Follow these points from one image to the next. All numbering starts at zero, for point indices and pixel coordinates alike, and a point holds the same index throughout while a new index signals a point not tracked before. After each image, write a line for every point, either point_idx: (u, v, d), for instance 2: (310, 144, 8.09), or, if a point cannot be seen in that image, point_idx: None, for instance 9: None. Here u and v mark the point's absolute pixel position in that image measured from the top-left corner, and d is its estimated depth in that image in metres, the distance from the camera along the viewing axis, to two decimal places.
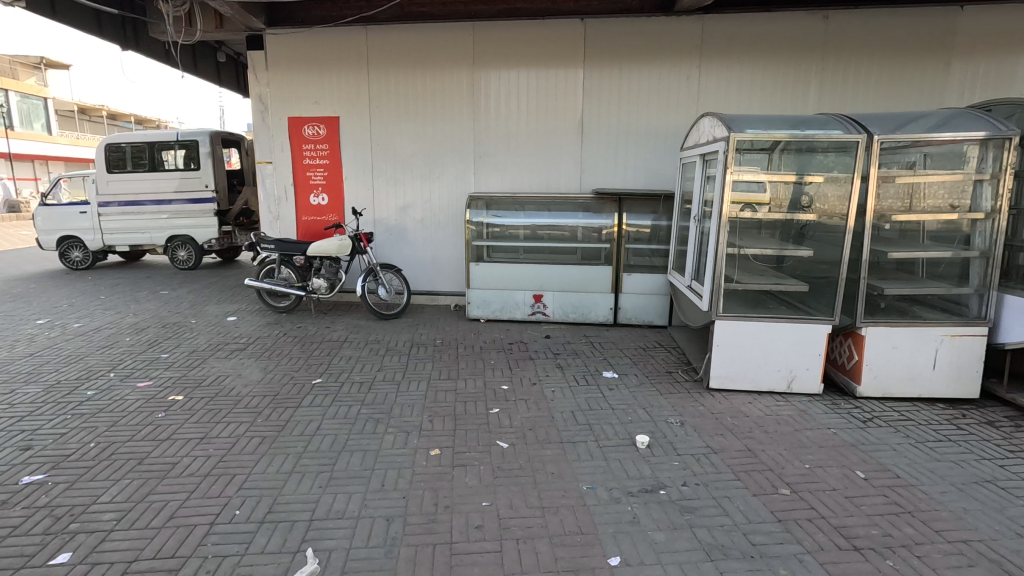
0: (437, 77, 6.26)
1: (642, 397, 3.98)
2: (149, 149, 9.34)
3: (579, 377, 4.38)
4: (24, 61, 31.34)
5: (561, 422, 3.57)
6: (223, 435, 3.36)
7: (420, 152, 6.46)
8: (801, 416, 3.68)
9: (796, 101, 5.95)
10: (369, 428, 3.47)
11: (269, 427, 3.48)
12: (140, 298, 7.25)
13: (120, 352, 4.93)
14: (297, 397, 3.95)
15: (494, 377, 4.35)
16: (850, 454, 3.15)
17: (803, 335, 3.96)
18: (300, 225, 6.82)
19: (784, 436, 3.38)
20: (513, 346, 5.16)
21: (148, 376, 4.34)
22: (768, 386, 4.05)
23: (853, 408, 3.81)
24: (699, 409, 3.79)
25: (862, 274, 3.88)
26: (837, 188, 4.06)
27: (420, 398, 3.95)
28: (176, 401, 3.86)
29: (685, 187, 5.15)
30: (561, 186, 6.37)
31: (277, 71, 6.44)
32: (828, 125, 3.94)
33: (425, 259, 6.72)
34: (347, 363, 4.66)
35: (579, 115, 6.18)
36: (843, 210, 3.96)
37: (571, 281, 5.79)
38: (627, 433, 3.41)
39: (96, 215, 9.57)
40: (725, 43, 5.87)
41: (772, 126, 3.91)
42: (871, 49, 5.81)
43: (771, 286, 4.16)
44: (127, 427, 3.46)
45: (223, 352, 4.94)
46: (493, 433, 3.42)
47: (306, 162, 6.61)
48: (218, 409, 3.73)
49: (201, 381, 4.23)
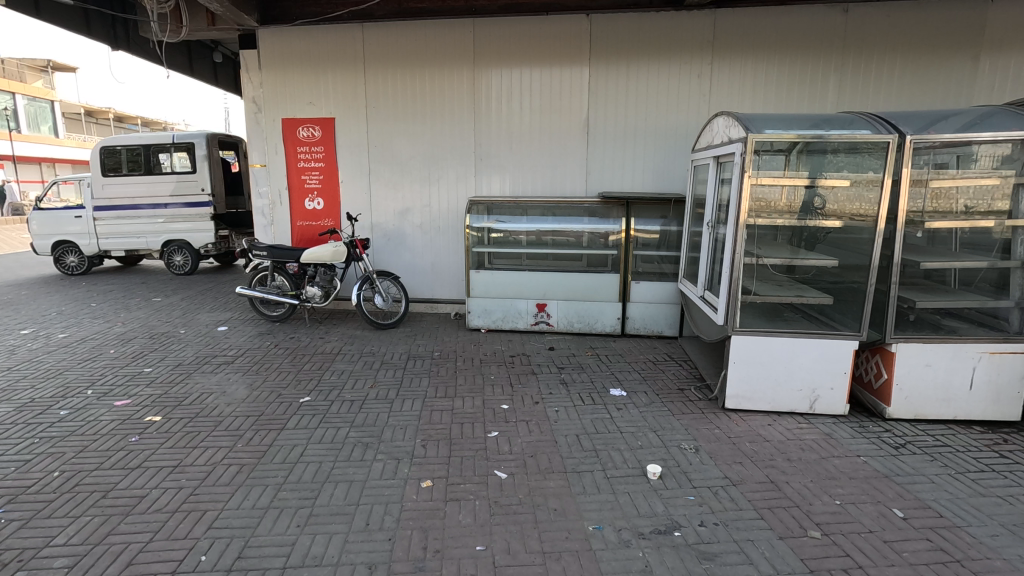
0: (436, 77, 5.99)
1: (653, 418, 3.68)
2: (144, 151, 9.15)
3: (584, 394, 4.09)
4: (33, 64, 31.12)
5: (566, 448, 3.28)
6: (200, 462, 3.10)
7: (419, 154, 6.21)
8: (827, 441, 3.38)
9: (814, 98, 5.64)
10: (357, 454, 3.20)
11: (249, 453, 3.21)
12: (131, 306, 7.03)
13: (103, 365, 4.70)
14: (282, 417, 3.69)
15: (494, 395, 4.08)
16: (884, 488, 2.85)
17: (828, 353, 3.65)
18: (294, 230, 6.57)
19: (810, 466, 3.08)
20: (516, 359, 4.88)
21: (128, 394, 4.09)
22: (789, 406, 3.75)
23: (883, 431, 3.51)
24: (715, 433, 3.49)
25: (893, 284, 3.56)
26: (863, 191, 3.71)
27: (414, 418, 3.68)
28: (153, 422, 3.60)
29: (698, 191, 4.86)
30: (566, 190, 6.09)
31: (270, 71, 6.20)
32: (854, 123, 3.63)
33: (425, 265, 6.46)
34: (339, 378, 4.40)
35: (585, 114, 5.90)
36: (870, 215, 3.60)
37: (577, 289, 5.51)
38: (637, 461, 3.13)
39: (91, 219, 9.39)
40: (739, 37, 5.57)
41: (792, 126, 3.62)
42: (894, 43, 5.49)
43: (793, 298, 3.85)
44: (97, 452, 3.20)
45: (209, 366, 4.69)
46: (490, 460, 3.15)
47: (301, 165, 6.37)
48: (196, 433, 3.47)
49: (182, 399, 3.98)
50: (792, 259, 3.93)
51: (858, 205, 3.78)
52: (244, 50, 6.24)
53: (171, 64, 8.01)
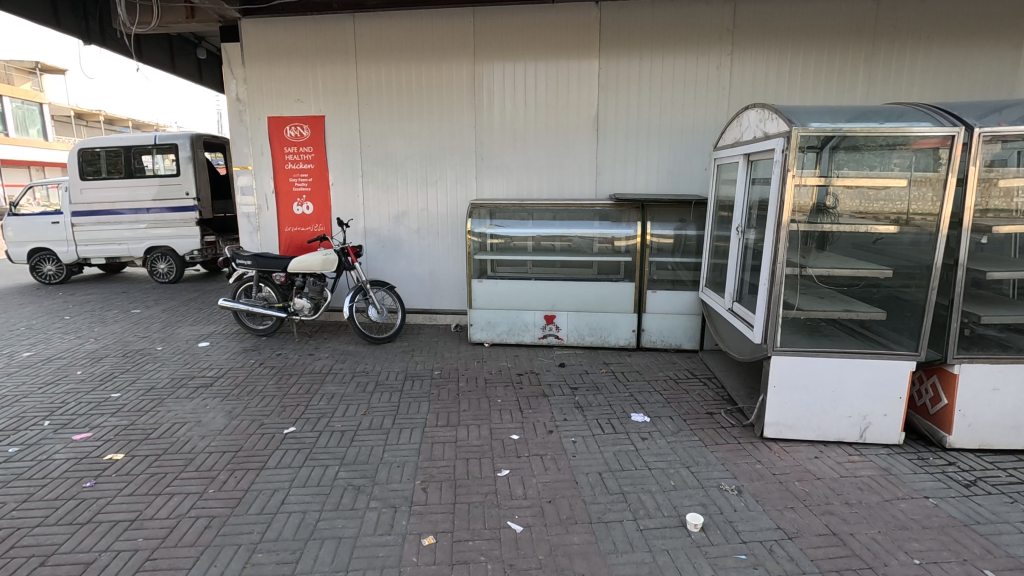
0: (434, 71, 5.55)
1: (683, 451, 3.25)
2: (125, 154, 8.69)
3: (602, 421, 3.65)
4: (20, 67, 30.23)
5: (589, 491, 2.84)
6: (162, 515, 2.65)
7: (415, 154, 5.76)
8: (887, 478, 2.94)
9: (841, 91, 5.24)
10: (347, 501, 2.76)
11: (220, 501, 2.76)
12: (108, 318, 6.56)
13: (67, 390, 4.24)
14: (263, 454, 3.24)
15: (502, 423, 3.63)
16: (968, 541, 2.43)
17: (881, 375, 3.23)
18: (282, 236, 6.12)
19: (874, 511, 2.65)
20: (523, 378, 4.44)
21: (89, 425, 3.62)
22: (836, 435, 3.32)
23: (946, 465, 3.08)
24: (756, 469, 3.05)
25: (957, 299, 3.13)
26: (877, 192, 3.65)
27: (412, 454, 3.24)
28: (113, 461, 3.15)
29: (722, 193, 4.45)
30: (574, 193, 5.66)
31: (254, 66, 5.75)
32: (910, 115, 3.19)
33: (423, 274, 6.02)
34: (328, 404, 3.95)
35: (593, 110, 5.47)
36: (890, 213, 3.61)
37: (588, 299, 5.08)
38: (673, 508, 2.69)
39: (68, 225, 8.91)
40: (763, 26, 5.15)
41: (841, 118, 3.17)
42: (927, 31, 5.09)
43: (840, 313, 3.42)
44: (43, 502, 2.75)
45: (185, 390, 4.23)
46: (502, 508, 2.71)
47: (289, 167, 5.91)
48: (162, 475, 3.02)
49: (151, 431, 3.53)
50: (837, 269, 3.49)
51: (864, 204, 3.74)
52: (226, 43, 5.81)
53: (151, 60, 7.56)
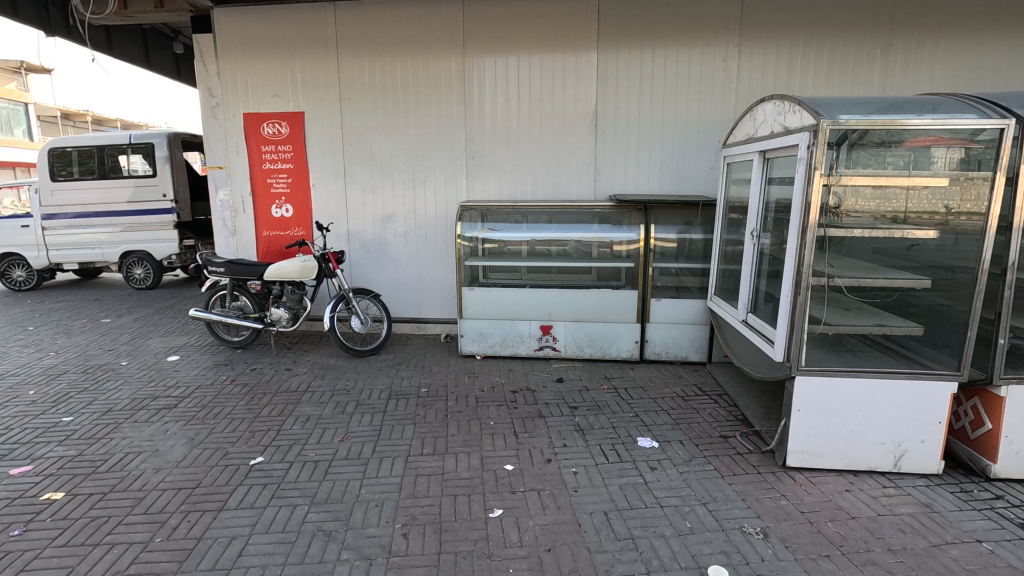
0: (421, 63, 5.18)
1: (699, 484, 2.89)
2: (98, 153, 8.26)
3: (606, 447, 3.29)
4: (5, 65, 29.26)
5: (594, 536, 2.48)
6: (96, 573, 2.27)
7: (401, 153, 5.39)
8: (931, 517, 2.60)
9: (855, 84, 4.91)
10: (315, 552, 2.39)
11: (167, 554, 2.38)
12: (74, 329, 6.14)
13: (15, 413, 3.84)
14: (223, 491, 2.86)
15: (495, 450, 3.27)
16: None
17: (918, 398, 2.88)
18: (260, 241, 5.73)
19: (924, 560, 2.30)
20: (518, 396, 4.08)
21: (32, 456, 3.23)
22: (866, 463, 2.99)
23: (994, 500, 2.74)
24: (782, 506, 2.70)
25: (1005, 312, 2.78)
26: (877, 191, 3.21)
27: (393, 490, 2.86)
28: (51, 502, 2.76)
29: (733, 193, 4.10)
30: (571, 194, 5.30)
31: (228, 59, 5.36)
32: (952, 107, 2.83)
33: (411, 280, 5.64)
34: (302, 429, 3.57)
35: (591, 105, 5.11)
36: (887, 212, 3.26)
37: (586, 308, 4.72)
38: (691, 558, 2.33)
39: (39, 228, 8.47)
40: (774, 13, 4.80)
41: (874, 109, 2.82)
42: (947, 20, 4.78)
43: (872, 327, 3.07)
44: None
45: (145, 412, 3.85)
46: (494, 560, 2.33)
47: (266, 166, 5.52)
48: (104, 519, 2.63)
49: (99, 464, 3.14)
50: (867, 279, 3.13)
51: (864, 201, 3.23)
52: (198, 33, 5.41)
53: (123, 55, 7.15)
